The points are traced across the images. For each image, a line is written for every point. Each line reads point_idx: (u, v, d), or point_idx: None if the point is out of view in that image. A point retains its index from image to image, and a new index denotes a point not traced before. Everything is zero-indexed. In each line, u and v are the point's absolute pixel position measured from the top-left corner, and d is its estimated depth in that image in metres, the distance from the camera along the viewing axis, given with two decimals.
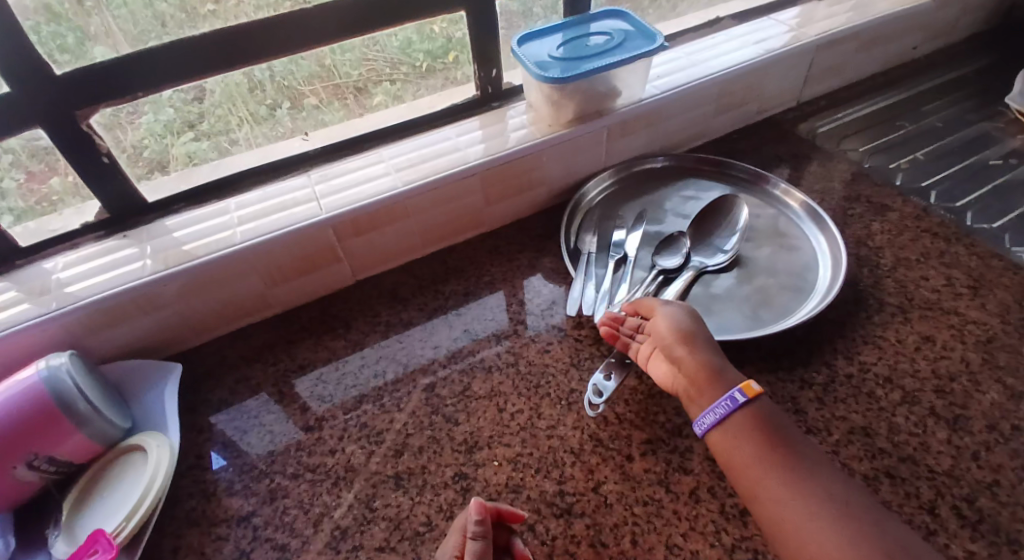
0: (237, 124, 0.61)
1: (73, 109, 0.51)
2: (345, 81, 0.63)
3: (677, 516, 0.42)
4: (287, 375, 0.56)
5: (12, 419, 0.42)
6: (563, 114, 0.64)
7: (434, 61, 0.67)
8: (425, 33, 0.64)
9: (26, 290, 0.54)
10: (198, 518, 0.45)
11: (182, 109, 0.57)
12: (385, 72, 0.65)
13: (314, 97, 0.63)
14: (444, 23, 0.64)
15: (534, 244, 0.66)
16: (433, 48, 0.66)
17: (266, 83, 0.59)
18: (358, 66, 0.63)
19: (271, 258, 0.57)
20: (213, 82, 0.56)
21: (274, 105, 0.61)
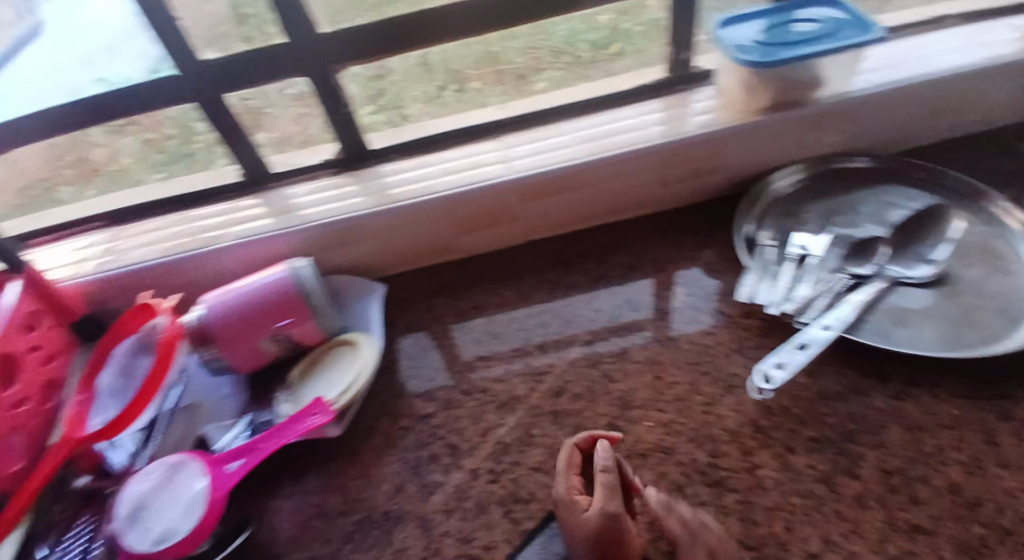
0: (409, 101, 0.72)
1: (308, 66, 0.61)
2: (508, 67, 0.72)
3: (838, 516, 0.41)
4: (464, 311, 0.64)
5: (267, 300, 0.54)
6: (756, 101, 0.63)
7: (596, 52, 0.72)
8: (591, 24, 0.70)
9: (272, 208, 0.67)
10: (388, 407, 0.55)
11: (368, 82, 0.68)
12: (546, 61, 0.72)
13: (478, 81, 0.72)
14: (611, 15, 0.70)
15: (706, 229, 0.66)
16: (597, 40, 0.72)
17: (438, 66, 0.71)
18: (524, 52, 0.72)
19: (460, 209, 0.64)
20: (387, 64, 0.67)
21: (442, 86, 0.72)
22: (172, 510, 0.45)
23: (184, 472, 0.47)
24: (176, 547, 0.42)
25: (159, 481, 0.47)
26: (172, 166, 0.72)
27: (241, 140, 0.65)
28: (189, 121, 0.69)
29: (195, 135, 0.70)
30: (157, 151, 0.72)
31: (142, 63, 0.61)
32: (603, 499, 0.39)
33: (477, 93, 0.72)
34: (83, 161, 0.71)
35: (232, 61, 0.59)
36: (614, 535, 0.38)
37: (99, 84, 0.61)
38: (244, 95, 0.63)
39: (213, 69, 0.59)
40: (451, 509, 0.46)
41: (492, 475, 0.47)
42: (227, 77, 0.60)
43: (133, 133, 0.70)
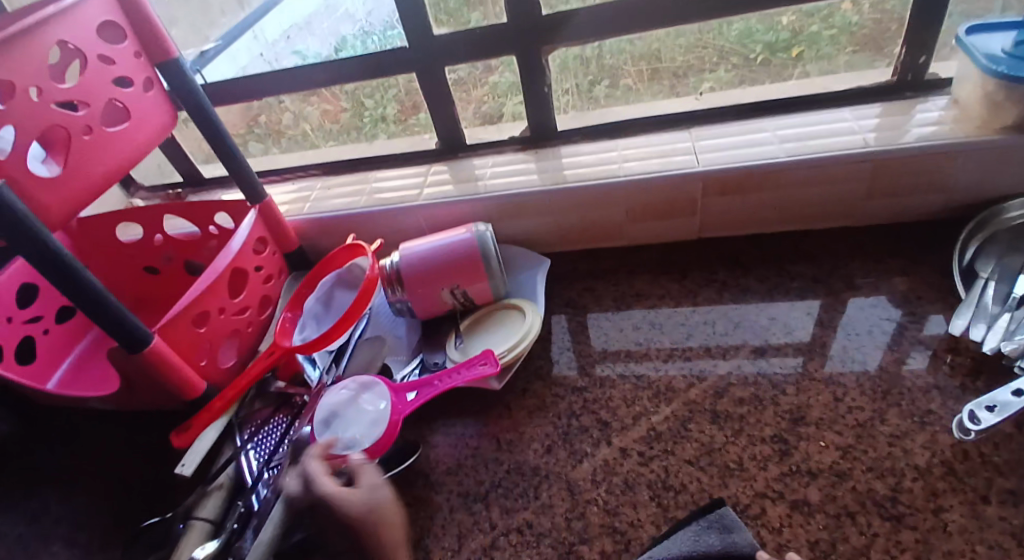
0: (562, 94, 0.71)
1: (512, 47, 0.65)
2: (667, 66, 0.69)
3: None
4: (625, 297, 0.64)
5: (454, 256, 0.59)
6: (999, 117, 0.55)
7: (772, 54, 0.67)
8: (770, 24, 0.64)
9: (454, 175, 0.73)
10: (543, 374, 0.57)
11: (558, 79, 0.69)
12: (711, 61, 0.68)
13: (631, 79, 0.70)
14: (794, 17, 0.63)
15: (909, 253, 0.60)
16: (775, 41, 0.66)
17: (593, 60, 0.68)
18: (688, 51, 0.67)
19: (641, 197, 0.64)
20: (555, 56, 0.67)
21: (595, 82, 0.70)
22: (360, 421, 0.51)
23: (374, 392, 0.54)
24: (357, 455, 0.48)
25: (352, 394, 0.54)
26: (343, 134, 0.81)
27: (444, 109, 0.72)
28: (362, 98, 0.76)
29: (364, 110, 0.77)
30: (332, 122, 0.79)
31: (329, 40, 0.73)
32: (366, 479, 0.44)
33: (629, 90, 0.71)
34: (269, 124, 0.80)
35: (456, 37, 0.65)
36: (370, 510, 0.41)
37: (295, 56, 0.73)
38: (456, 67, 0.69)
39: (441, 42, 0.66)
40: (598, 479, 0.47)
41: (642, 458, 0.48)
42: (447, 51, 0.67)
43: (315, 103, 0.77)
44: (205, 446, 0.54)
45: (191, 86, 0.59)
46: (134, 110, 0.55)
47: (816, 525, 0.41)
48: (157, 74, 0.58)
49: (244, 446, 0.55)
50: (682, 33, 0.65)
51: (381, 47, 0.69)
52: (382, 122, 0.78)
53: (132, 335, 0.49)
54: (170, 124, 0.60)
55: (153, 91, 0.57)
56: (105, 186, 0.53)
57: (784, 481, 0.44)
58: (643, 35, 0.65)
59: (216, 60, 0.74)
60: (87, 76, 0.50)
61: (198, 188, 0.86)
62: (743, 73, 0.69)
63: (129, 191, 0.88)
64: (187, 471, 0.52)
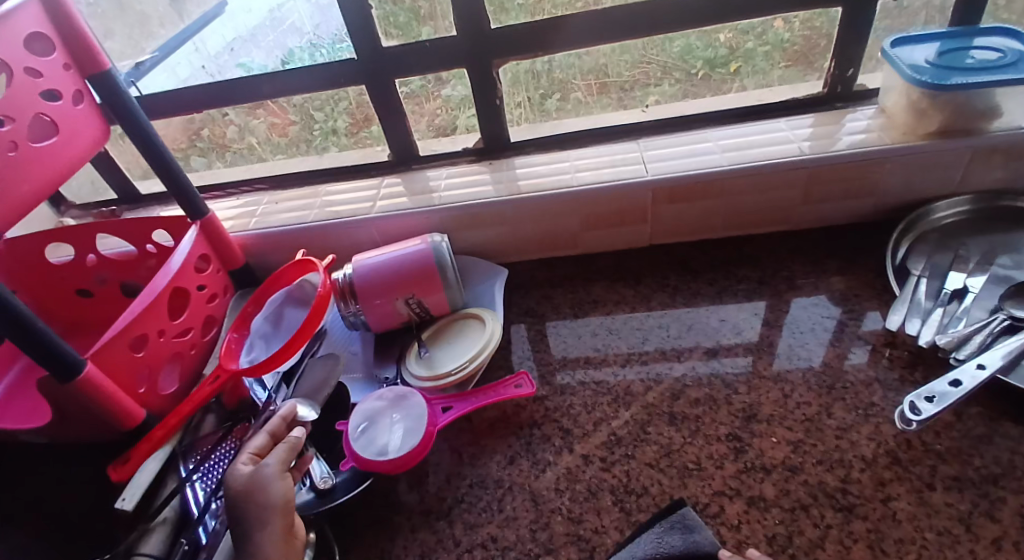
0: (512, 106, 0.71)
1: (463, 60, 0.65)
2: (615, 80, 0.70)
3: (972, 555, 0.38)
4: (582, 304, 0.65)
5: (409, 267, 0.59)
6: (925, 124, 0.59)
7: (712, 69, 0.69)
8: (709, 41, 0.66)
9: (407, 188, 0.72)
10: None
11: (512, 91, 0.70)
12: (657, 76, 0.69)
13: (581, 92, 0.71)
14: (732, 34, 0.66)
15: (847, 253, 0.64)
16: (714, 57, 0.68)
17: (545, 74, 0.69)
18: (634, 67, 0.69)
19: (594, 206, 0.65)
20: (507, 69, 0.67)
21: (546, 96, 0.71)
22: (394, 431, 0.50)
23: (409, 404, 0.52)
24: (385, 465, 0.47)
25: (386, 406, 0.53)
26: (290, 148, 0.78)
27: (396, 121, 0.71)
28: (311, 111, 0.74)
29: (314, 124, 0.75)
30: (280, 136, 0.77)
31: (275, 52, 0.70)
32: (275, 459, 0.43)
33: (579, 103, 0.72)
34: (212, 137, 0.77)
35: (407, 49, 0.65)
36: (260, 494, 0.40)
37: (240, 69, 0.71)
38: (406, 79, 0.69)
39: (391, 55, 0.65)
40: (562, 489, 0.47)
41: (604, 464, 0.48)
42: (397, 64, 0.66)
43: (262, 116, 0.74)
44: (146, 478, 0.50)
45: (123, 98, 0.56)
46: (65, 124, 0.52)
47: (773, 520, 0.42)
48: (89, 87, 0.55)
49: (189, 477, 0.51)
50: (626, 49, 0.67)
51: (330, 58, 0.68)
52: (333, 135, 0.76)
53: (65, 365, 0.46)
54: (103, 137, 0.57)
55: (84, 104, 0.54)
56: (32, 204, 0.49)
57: (741, 478, 0.45)
58: (589, 50, 0.66)
59: (154, 71, 0.71)
60: (15, 89, 0.47)
61: (134, 205, 0.82)
62: (687, 87, 0.70)
63: (57, 208, 0.82)
64: (129, 506, 0.48)
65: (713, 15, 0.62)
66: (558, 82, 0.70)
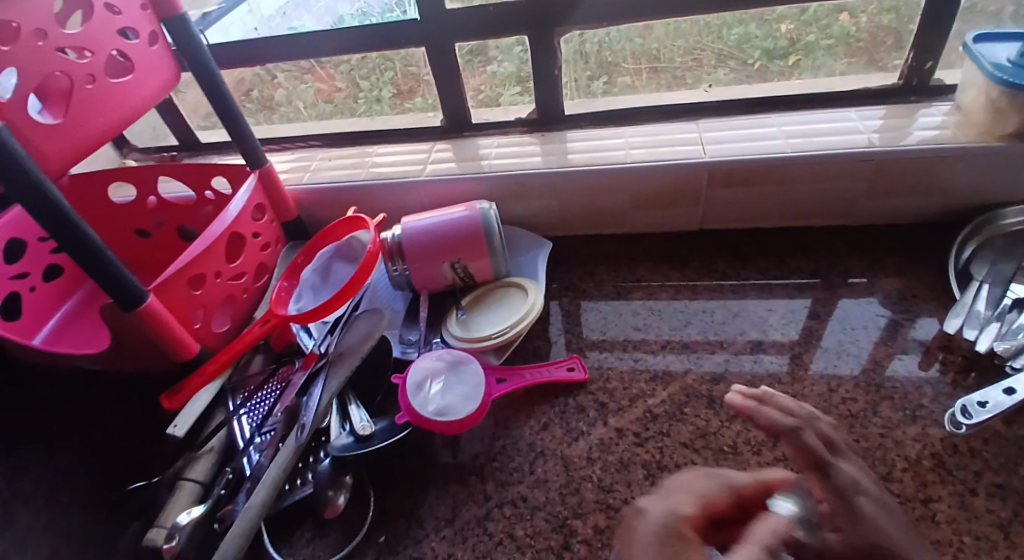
0: (567, 82, 0.71)
1: (523, 28, 0.65)
2: (667, 66, 0.69)
3: None
4: (625, 283, 0.65)
5: (457, 231, 0.59)
6: (1005, 122, 0.56)
7: (770, 61, 0.67)
8: (769, 30, 0.65)
9: (458, 154, 0.72)
10: (543, 354, 0.58)
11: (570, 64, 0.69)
12: (711, 63, 0.68)
13: (630, 78, 0.70)
14: (792, 25, 0.64)
15: (906, 253, 0.62)
16: (774, 48, 0.66)
17: (593, 55, 0.68)
18: (688, 53, 0.68)
19: (646, 185, 0.65)
20: (563, 44, 0.67)
21: (593, 78, 0.71)
22: (450, 395, 0.51)
23: (466, 370, 0.53)
24: (441, 424, 0.48)
25: (444, 368, 0.53)
26: (334, 115, 0.80)
27: (451, 87, 0.71)
28: (356, 79, 0.75)
29: (358, 92, 0.77)
30: (325, 101, 0.79)
31: (326, 18, 0.71)
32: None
33: (627, 88, 0.71)
34: (261, 99, 0.79)
35: (470, 13, 0.65)
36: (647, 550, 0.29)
37: (290, 32, 0.71)
38: (464, 46, 0.69)
39: (451, 18, 0.65)
40: (594, 458, 0.47)
41: (638, 439, 0.48)
42: (457, 27, 0.66)
43: (309, 82, 0.77)
44: (198, 407, 0.53)
45: (195, 43, 0.57)
46: (139, 62, 0.53)
47: None
48: (162, 29, 0.57)
49: (237, 411, 0.54)
50: (680, 33, 0.66)
51: (380, 20, 0.68)
52: (376, 103, 0.78)
53: (129, 294, 0.48)
54: (174, 82, 0.59)
55: (158, 46, 0.56)
56: (106, 138, 0.52)
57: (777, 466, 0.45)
58: (652, 25, 0.65)
59: (219, 23, 0.73)
60: (92, 25, 0.49)
61: (194, 154, 0.84)
62: (742, 76, 0.69)
63: (122, 151, 0.86)
64: (179, 432, 0.51)
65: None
66: (609, 65, 0.69)
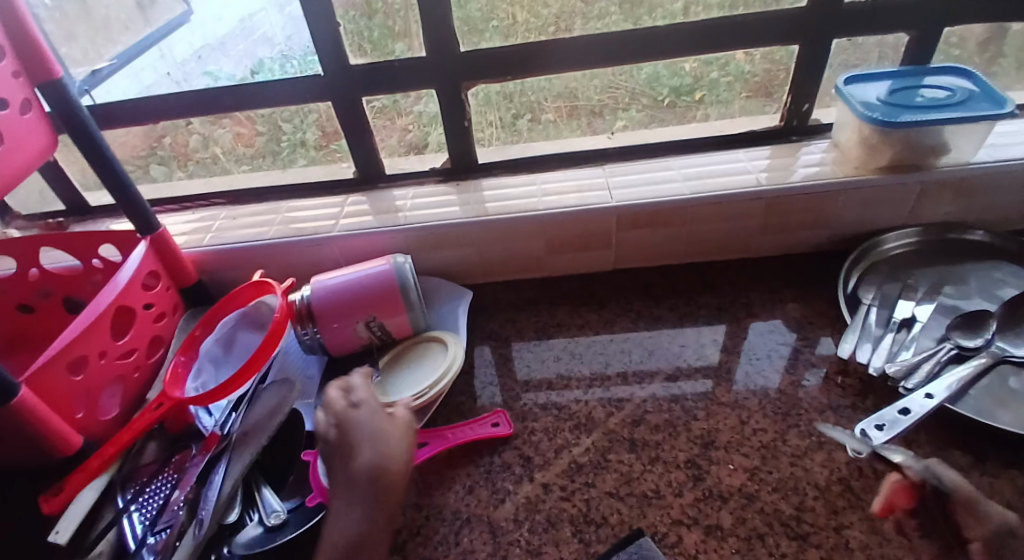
0: (486, 126, 0.72)
1: (434, 80, 0.65)
2: (585, 104, 0.71)
3: None
4: (546, 327, 0.65)
5: (371, 288, 0.57)
6: (875, 160, 0.62)
7: (677, 98, 0.70)
8: (675, 70, 0.68)
9: (372, 206, 0.71)
10: (465, 410, 0.56)
11: (478, 111, 0.70)
12: (627, 101, 0.70)
13: (552, 114, 0.72)
14: (696, 64, 0.67)
15: (801, 281, 0.66)
16: (679, 86, 0.69)
17: (517, 95, 0.69)
18: (603, 92, 0.70)
19: (560, 229, 0.66)
20: (477, 91, 0.68)
21: (518, 116, 0.71)
22: None
23: None
24: None
25: None
26: (257, 159, 0.76)
27: (362, 138, 0.70)
28: (279, 122, 0.71)
29: (282, 135, 0.73)
30: (245, 146, 0.74)
31: (245, 61, 0.68)
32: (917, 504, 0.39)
33: (550, 125, 0.73)
34: (174, 146, 0.74)
35: (376, 67, 0.64)
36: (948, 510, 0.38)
37: (206, 78, 0.68)
38: (376, 98, 0.68)
39: (360, 72, 0.65)
40: (521, 519, 0.46)
41: (564, 493, 0.47)
42: (363, 82, 0.65)
43: (226, 126, 0.72)
44: (82, 509, 0.47)
45: (76, 109, 0.54)
46: (12, 134, 0.49)
47: (729, 550, 0.42)
48: (37, 96, 0.52)
49: (127, 508, 0.48)
50: (596, 75, 0.68)
51: (300, 71, 0.66)
52: (301, 147, 0.74)
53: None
54: (49, 150, 0.54)
55: (32, 113, 0.51)
56: None
57: (698, 507, 0.45)
58: (560, 75, 0.67)
59: (113, 78, 0.69)
60: None
61: (83, 217, 0.78)
62: (652, 113, 0.72)
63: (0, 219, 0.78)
64: (62, 540, 0.45)
65: (680, 47, 0.64)
66: (530, 103, 0.70)
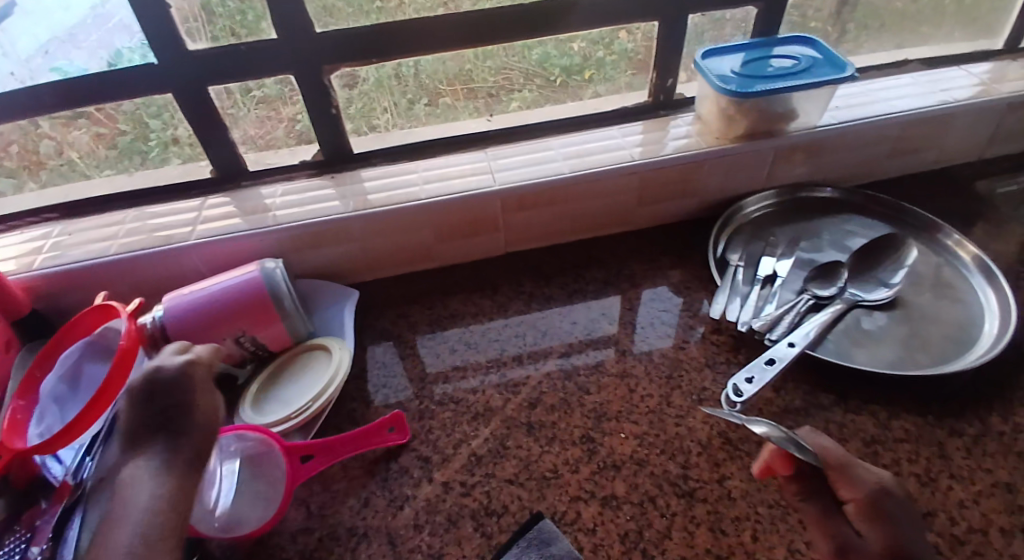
0: (381, 111, 0.69)
1: (289, 67, 0.60)
2: (481, 85, 0.70)
3: (802, 525, 0.42)
4: (439, 319, 0.63)
5: (237, 300, 0.52)
6: (733, 127, 0.66)
7: (569, 77, 0.71)
8: (564, 50, 0.69)
9: (238, 207, 0.65)
10: (358, 418, 0.53)
11: (358, 93, 0.66)
12: (518, 82, 0.71)
13: (450, 97, 0.70)
14: (583, 44, 0.69)
15: (679, 248, 0.69)
16: (570, 65, 0.70)
17: (411, 77, 0.67)
18: (497, 73, 0.69)
19: (444, 217, 0.64)
20: (367, 72, 0.64)
21: (414, 100, 0.69)
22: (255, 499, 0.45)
23: (268, 462, 0.46)
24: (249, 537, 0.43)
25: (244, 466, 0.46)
26: (123, 161, 0.67)
27: (218, 134, 0.63)
28: (144, 118, 0.63)
29: (149, 132, 0.65)
30: (107, 148, 0.65)
31: (100, 53, 0.58)
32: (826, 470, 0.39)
33: (449, 108, 0.71)
34: (23, 153, 0.64)
35: (219, 53, 0.58)
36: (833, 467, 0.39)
37: (54, 74, 0.58)
38: (224, 89, 0.62)
39: (202, 60, 0.58)
40: (421, 524, 0.44)
41: (464, 488, 0.46)
42: (208, 70, 0.59)
43: (82, 127, 0.63)
44: None
45: None
46: None
47: (625, 517, 0.43)
48: None
49: None
50: (488, 55, 0.67)
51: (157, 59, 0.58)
52: (173, 145, 0.66)
53: None
54: None
55: None
56: None
57: (594, 480, 0.46)
58: (452, 55, 0.65)
59: None
60: None
61: None
62: (547, 93, 0.72)
63: None
64: None
65: (551, 24, 0.64)
66: (428, 86, 0.69)
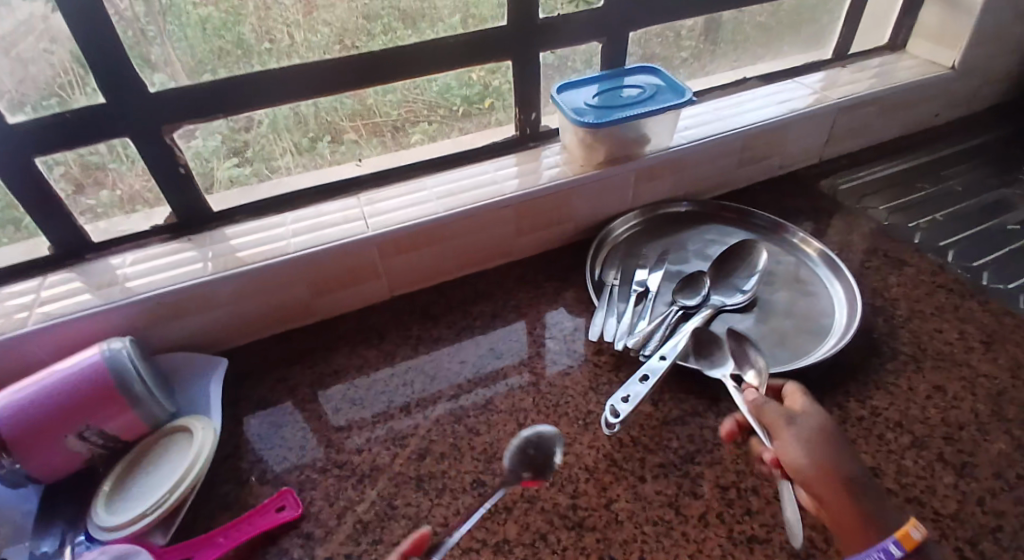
0: (281, 153, 0.66)
1: (122, 129, 0.56)
2: (384, 120, 0.69)
3: (685, 538, 0.43)
4: (322, 378, 0.60)
5: (75, 391, 0.47)
6: (594, 156, 0.69)
7: (470, 106, 0.72)
8: (464, 80, 0.70)
9: (84, 282, 0.59)
10: (231, 501, 0.49)
11: (229, 137, 0.62)
12: (423, 114, 0.70)
13: (353, 133, 0.68)
14: (483, 72, 0.70)
15: (561, 273, 0.70)
16: (470, 95, 0.71)
17: (311, 117, 0.65)
18: (398, 107, 0.69)
19: (317, 270, 0.61)
20: (262, 115, 0.62)
21: (316, 138, 0.67)
22: None
23: None
24: None
25: None
26: None
27: (52, 209, 0.57)
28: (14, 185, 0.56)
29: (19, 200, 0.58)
30: None
31: None
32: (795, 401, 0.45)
33: (355, 145, 0.69)
34: None
35: (43, 122, 0.53)
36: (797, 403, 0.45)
37: None
38: (54, 158, 0.56)
39: (22, 134, 0.52)
40: None
41: None
42: (37, 142, 0.53)
43: None
44: None
45: None
46: None
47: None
48: None
49: None
50: (389, 90, 0.66)
51: None
52: None
53: None
54: None
55: None
56: None
57: (485, 527, 0.45)
58: (297, 104, 0.63)
59: None
60: None
61: None
62: (449, 123, 0.73)
63: None
64: None
65: (405, 67, 0.64)
66: (327, 125, 0.66)
